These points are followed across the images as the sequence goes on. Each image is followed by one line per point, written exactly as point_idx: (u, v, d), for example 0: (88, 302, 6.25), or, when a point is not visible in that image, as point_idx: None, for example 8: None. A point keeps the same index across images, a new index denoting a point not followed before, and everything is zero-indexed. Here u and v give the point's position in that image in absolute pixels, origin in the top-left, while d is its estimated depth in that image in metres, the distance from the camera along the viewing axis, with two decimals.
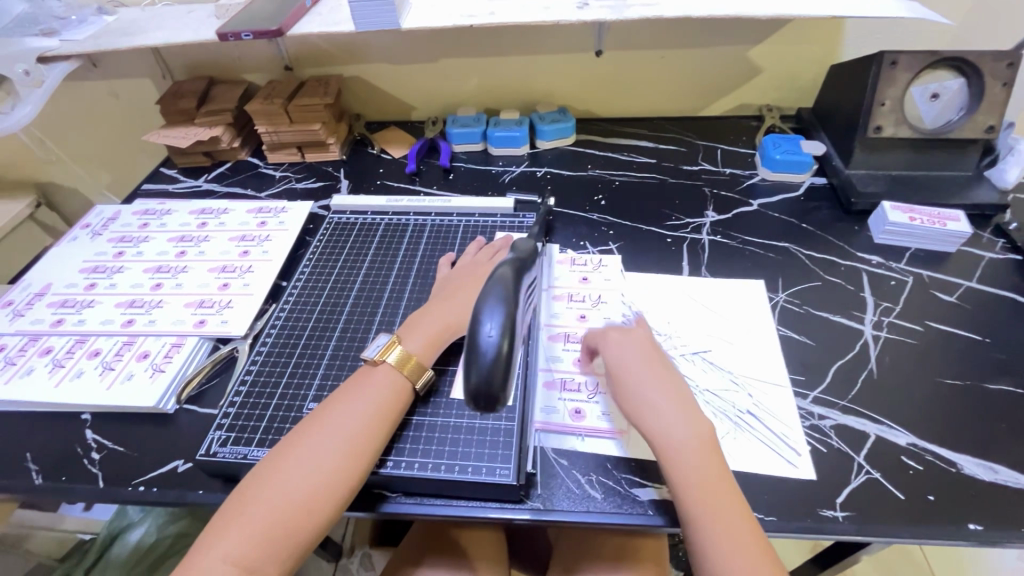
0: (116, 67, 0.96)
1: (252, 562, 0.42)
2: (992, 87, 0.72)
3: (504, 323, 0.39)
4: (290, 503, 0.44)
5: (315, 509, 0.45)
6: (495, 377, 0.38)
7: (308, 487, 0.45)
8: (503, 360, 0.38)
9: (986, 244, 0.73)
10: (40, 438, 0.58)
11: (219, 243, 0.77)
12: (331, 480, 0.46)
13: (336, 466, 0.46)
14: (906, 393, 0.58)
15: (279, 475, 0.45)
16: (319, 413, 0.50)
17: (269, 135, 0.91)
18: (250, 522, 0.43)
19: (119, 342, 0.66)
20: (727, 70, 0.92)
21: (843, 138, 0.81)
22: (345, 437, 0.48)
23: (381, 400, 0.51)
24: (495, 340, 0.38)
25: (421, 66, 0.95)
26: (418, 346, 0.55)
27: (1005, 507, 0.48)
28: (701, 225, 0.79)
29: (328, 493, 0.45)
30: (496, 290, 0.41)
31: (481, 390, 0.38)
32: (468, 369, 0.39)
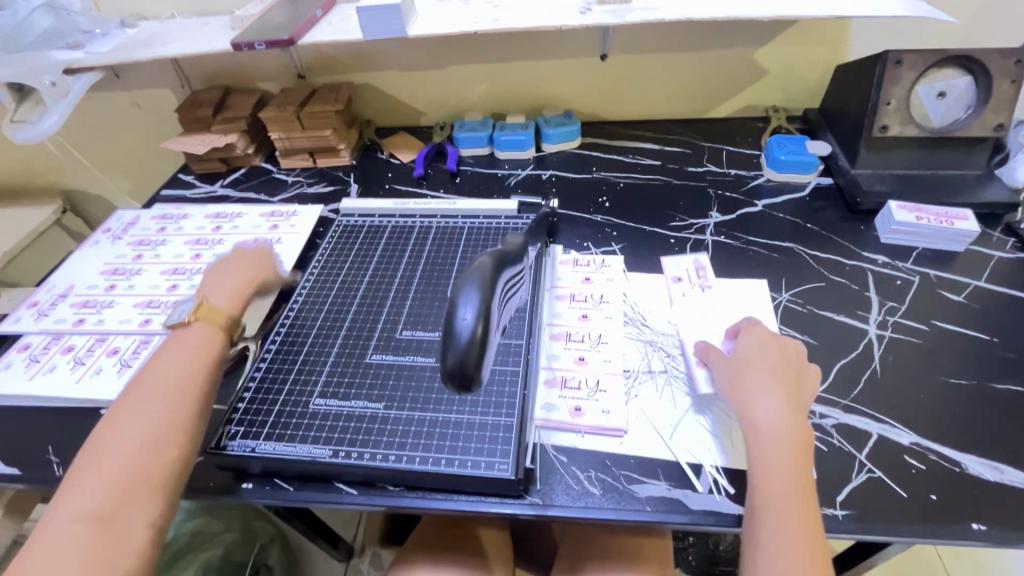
0: (138, 77, 1.00)
1: (104, 513, 0.43)
2: (1000, 85, 0.71)
3: (481, 307, 0.39)
4: (131, 456, 0.46)
5: (155, 457, 0.47)
6: (469, 357, 0.39)
7: (140, 439, 0.47)
8: (479, 343, 0.39)
9: (996, 243, 0.72)
10: (61, 432, 0.61)
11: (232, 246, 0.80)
12: (165, 427, 0.48)
13: (168, 413, 0.49)
14: (909, 392, 0.57)
15: (109, 439, 0.47)
16: (136, 380, 0.52)
17: (281, 141, 0.94)
18: (94, 482, 0.44)
19: (137, 340, 0.68)
20: (732, 72, 0.92)
21: (849, 138, 0.81)
22: (172, 387, 0.51)
23: (199, 348, 0.55)
24: (470, 323, 0.39)
25: (429, 73, 0.97)
26: (223, 299, 0.60)
27: (1009, 507, 0.48)
28: (705, 225, 0.79)
29: (166, 441, 0.48)
30: (478, 271, 0.41)
31: (457, 371, 0.39)
32: (445, 350, 0.40)
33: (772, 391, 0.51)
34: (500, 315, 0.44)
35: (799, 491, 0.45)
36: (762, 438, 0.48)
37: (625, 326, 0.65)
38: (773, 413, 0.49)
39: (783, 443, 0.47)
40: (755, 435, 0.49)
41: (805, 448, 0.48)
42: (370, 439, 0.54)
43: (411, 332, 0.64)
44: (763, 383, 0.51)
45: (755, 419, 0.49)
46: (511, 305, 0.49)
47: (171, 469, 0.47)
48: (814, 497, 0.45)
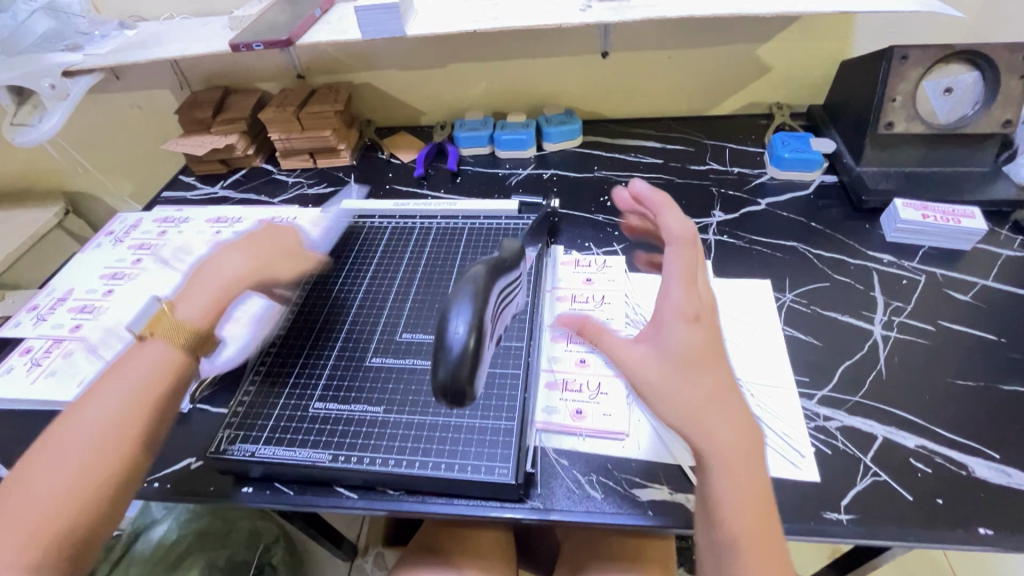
0: (138, 78, 1.00)
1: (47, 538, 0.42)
2: (1008, 80, 0.70)
3: (473, 319, 0.39)
4: (68, 480, 0.44)
5: (93, 484, 0.44)
6: (461, 372, 0.39)
7: (76, 465, 0.44)
8: (467, 359, 0.39)
9: (1004, 241, 0.71)
10: None
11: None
12: (106, 454, 0.46)
13: (104, 437, 0.46)
14: (915, 394, 0.56)
15: (40, 465, 0.44)
16: (80, 399, 0.48)
17: (281, 141, 0.93)
18: (25, 509, 0.42)
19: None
20: (735, 69, 0.91)
21: (854, 135, 0.80)
22: (115, 411, 0.47)
23: (156, 373, 0.50)
24: (461, 337, 0.38)
25: (429, 72, 0.96)
26: (192, 312, 0.53)
27: (1016, 511, 0.47)
28: (708, 224, 0.78)
29: (105, 466, 0.45)
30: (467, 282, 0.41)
31: (450, 385, 0.39)
32: (437, 363, 0.40)
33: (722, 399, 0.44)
34: (494, 326, 0.44)
35: (761, 514, 0.42)
36: (719, 461, 0.42)
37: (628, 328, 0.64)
38: (731, 431, 0.43)
39: (744, 464, 0.43)
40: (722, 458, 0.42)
41: (761, 466, 0.43)
42: (370, 444, 0.54)
43: (410, 334, 0.64)
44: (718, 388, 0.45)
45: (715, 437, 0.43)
46: (507, 315, 0.48)
47: (104, 500, 0.45)
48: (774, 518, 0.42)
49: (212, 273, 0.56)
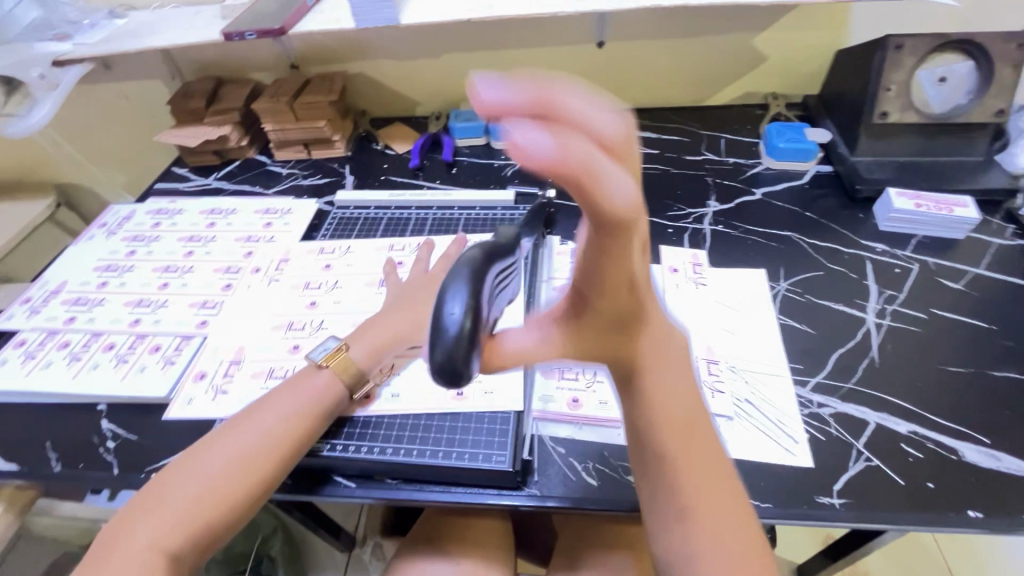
0: (130, 69, 0.99)
1: (171, 548, 0.42)
2: (1002, 69, 0.71)
3: (469, 300, 0.35)
4: (206, 492, 0.45)
5: (222, 501, 0.45)
6: (457, 354, 0.34)
7: (212, 475, 0.46)
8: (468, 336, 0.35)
9: (996, 230, 0.72)
10: (58, 428, 0.61)
11: (301, 257, 0.75)
12: (251, 474, 0.47)
13: (254, 455, 0.47)
14: (907, 380, 0.57)
15: (181, 475, 0.46)
16: (251, 411, 0.50)
17: (275, 132, 0.93)
18: (161, 516, 0.43)
19: (225, 362, 0.63)
20: (731, 59, 0.91)
21: (848, 124, 0.80)
22: (275, 432, 0.49)
23: (314, 402, 0.52)
24: (457, 318, 0.34)
25: (424, 62, 0.95)
26: (361, 352, 0.56)
27: (1004, 493, 0.48)
28: (703, 215, 0.78)
29: (248, 485, 0.46)
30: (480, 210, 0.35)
31: (447, 369, 0.35)
32: (432, 346, 0.35)
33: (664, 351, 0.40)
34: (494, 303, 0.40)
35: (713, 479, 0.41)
36: (657, 432, 0.40)
37: None
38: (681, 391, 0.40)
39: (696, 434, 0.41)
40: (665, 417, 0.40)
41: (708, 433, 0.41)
42: (366, 433, 0.54)
43: None
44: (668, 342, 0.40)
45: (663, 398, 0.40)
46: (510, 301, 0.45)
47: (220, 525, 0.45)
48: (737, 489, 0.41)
49: (377, 325, 0.58)
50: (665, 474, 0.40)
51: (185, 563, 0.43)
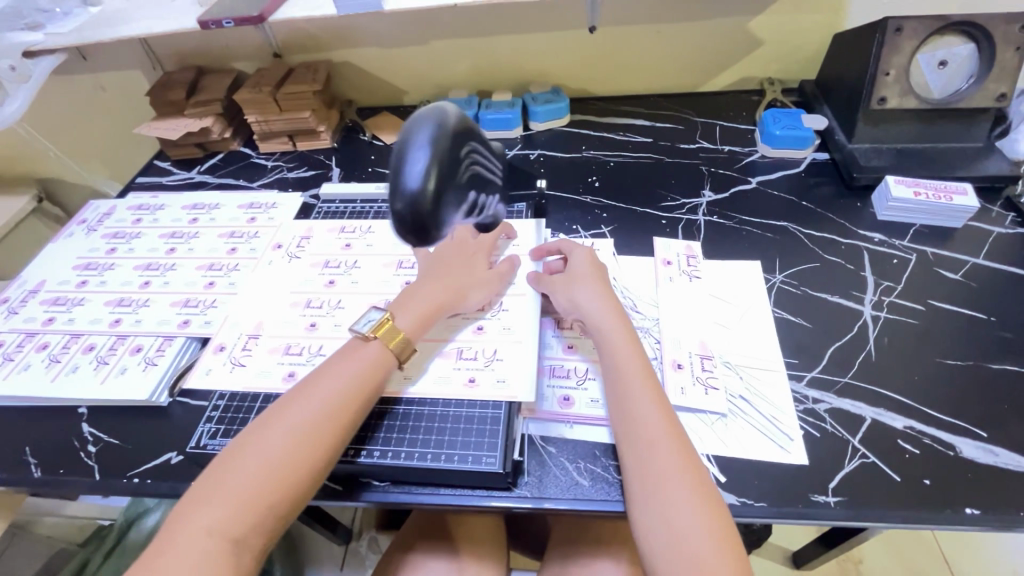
0: (106, 59, 0.96)
1: (234, 533, 0.42)
2: (1004, 52, 0.68)
3: (432, 166, 0.38)
4: (263, 475, 0.44)
5: (280, 482, 0.44)
6: (422, 205, 0.38)
7: (268, 457, 0.45)
8: (420, 213, 0.38)
9: (995, 218, 0.71)
10: (38, 433, 0.59)
11: (322, 236, 0.74)
12: (306, 455, 0.46)
13: (308, 434, 0.47)
14: (904, 374, 0.56)
15: (244, 456, 0.45)
16: (305, 389, 0.50)
17: (258, 124, 0.90)
18: (226, 496, 0.43)
19: (244, 335, 0.63)
20: (726, 44, 0.88)
21: (846, 110, 0.78)
22: (327, 411, 0.48)
23: (364, 377, 0.51)
24: (422, 180, 0.37)
25: (411, 49, 0.93)
26: (408, 322, 0.56)
27: (1001, 490, 0.47)
28: (698, 205, 0.77)
29: (303, 465, 0.45)
30: (423, 128, 0.39)
31: (412, 217, 0.38)
32: (395, 197, 0.39)
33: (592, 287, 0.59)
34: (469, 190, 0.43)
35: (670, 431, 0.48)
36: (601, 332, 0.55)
37: None
38: (602, 311, 0.56)
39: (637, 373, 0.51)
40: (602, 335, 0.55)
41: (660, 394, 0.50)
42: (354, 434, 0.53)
43: None
44: (590, 289, 0.58)
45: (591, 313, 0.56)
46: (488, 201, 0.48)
47: (286, 504, 0.45)
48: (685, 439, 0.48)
49: (420, 295, 0.58)
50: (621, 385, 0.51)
51: (251, 546, 0.43)
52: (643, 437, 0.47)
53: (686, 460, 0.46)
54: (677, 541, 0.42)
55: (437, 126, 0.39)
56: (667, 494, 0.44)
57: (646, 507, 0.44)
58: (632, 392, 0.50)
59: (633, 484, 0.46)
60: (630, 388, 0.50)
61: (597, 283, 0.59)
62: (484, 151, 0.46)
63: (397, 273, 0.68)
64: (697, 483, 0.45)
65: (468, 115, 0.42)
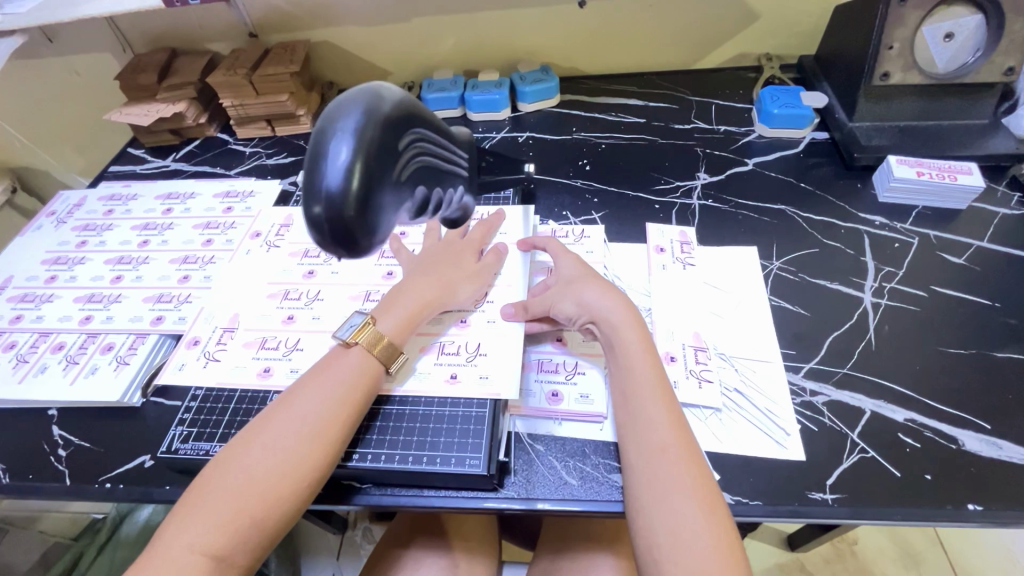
0: (72, 41, 0.91)
1: (218, 550, 0.40)
2: (1013, 23, 0.65)
3: (353, 160, 0.33)
4: (247, 490, 0.42)
5: (266, 496, 0.43)
6: (342, 207, 0.33)
7: (254, 469, 0.43)
8: (343, 218, 0.34)
9: (1001, 199, 0.68)
10: (7, 436, 0.57)
11: (301, 225, 0.71)
12: (294, 467, 0.44)
13: (296, 446, 0.45)
14: (906, 364, 0.54)
15: (227, 471, 0.43)
16: (287, 400, 0.48)
17: (234, 108, 0.86)
18: (208, 513, 0.41)
19: (219, 330, 0.60)
20: (721, 18, 0.84)
21: (845, 87, 0.75)
22: (316, 420, 0.46)
23: (352, 381, 0.49)
24: (342, 176, 0.33)
25: (392, 27, 0.88)
26: (392, 325, 0.53)
27: (1004, 484, 0.46)
28: (692, 188, 0.74)
29: (291, 478, 0.44)
30: (348, 117, 0.34)
31: (331, 221, 0.34)
32: (311, 198, 0.34)
33: (595, 285, 0.55)
34: (407, 185, 0.38)
35: (677, 436, 0.45)
36: (613, 330, 0.52)
37: None
38: (613, 307, 0.53)
39: (646, 376, 0.49)
40: (611, 329, 0.52)
41: (671, 398, 0.48)
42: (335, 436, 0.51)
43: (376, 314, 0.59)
44: (596, 288, 0.55)
45: (602, 311, 0.53)
46: (438, 196, 0.43)
47: (269, 521, 0.43)
48: (693, 445, 0.45)
49: (407, 295, 0.55)
50: (633, 389, 0.48)
51: (234, 563, 0.41)
52: (649, 442, 0.45)
53: (694, 468, 0.43)
54: (679, 547, 0.40)
55: (364, 115, 0.34)
56: (667, 500, 0.42)
57: (648, 515, 0.42)
58: (642, 396, 0.47)
59: (634, 486, 0.44)
60: (637, 390, 0.48)
61: (596, 279, 0.56)
62: (432, 139, 0.41)
63: (380, 262, 0.65)
64: (698, 482, 0.43)
65: (406, 101, 0.37)
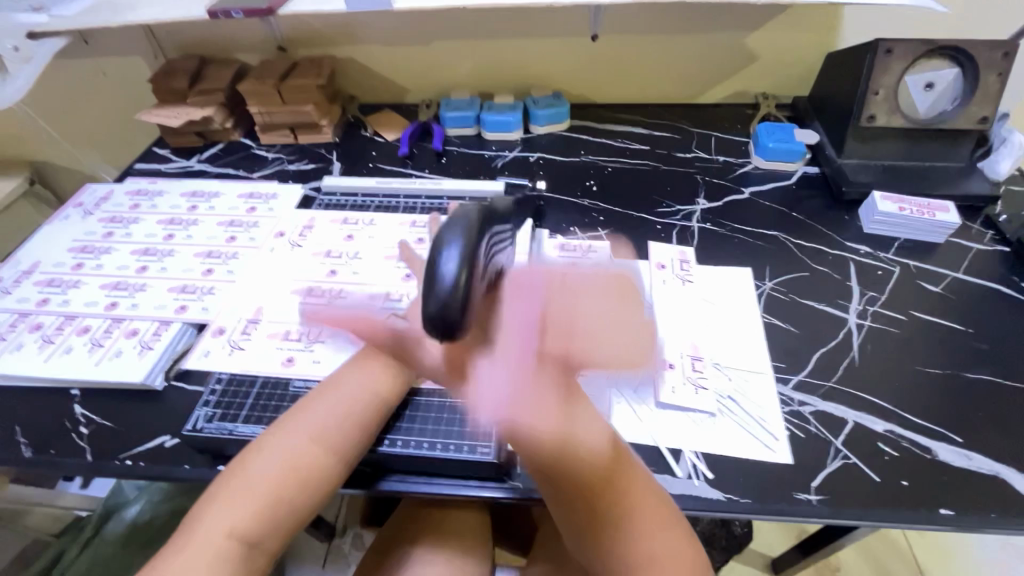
0: (109, 45, 0.96)
1: (249, 536, 0.43)
2: (986, 76, 0.71)
3: (464, 257, 0.35)
4: (281, 478, 0.45)
5: (299, 485, 0.46)
6: (453, 304, 0.35)
7: (288, 459, 0.46)
8: (451, 317, 0.35)
9: (976, 235, 0.74)
10: (30, 413, 0.59)
11: (325, 226, 0.75)
12: (326, 456, 0.47)
13: (329, 441, 0.48)
14: (886, 380, 0.58)
15: (260, 458, 0.46)
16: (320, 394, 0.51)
17: (260, 115, 0.91)
18: (244, 497, 0.44)
19: (244, 320, 0.64)
20: (721, 57, 0.91)
21: (835, 126, 0.81)
22: (349, 414, 0.49)
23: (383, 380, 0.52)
24: (453, 271, 0.35)
25: (416, 48, 0.94)
26: None
27: (974, 492, 0.50)
28: (692, 212, 0.79)
29: (322, 467, 0.47)
30: (458, 228, 0.36)
31: (440, 317, 0.35)
32: (427, 295, 0.36)
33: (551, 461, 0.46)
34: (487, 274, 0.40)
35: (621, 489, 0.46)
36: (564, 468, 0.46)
37: None
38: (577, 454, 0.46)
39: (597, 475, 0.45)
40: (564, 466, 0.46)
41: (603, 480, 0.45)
42: None
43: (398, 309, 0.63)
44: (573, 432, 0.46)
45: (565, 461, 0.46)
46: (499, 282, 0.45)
47: (298, 507, 0.45)
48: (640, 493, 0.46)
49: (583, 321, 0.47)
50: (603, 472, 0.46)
51: (263, 547, 0.44)
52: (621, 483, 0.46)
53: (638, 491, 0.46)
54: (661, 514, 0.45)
55: (470, 230, 0.36)
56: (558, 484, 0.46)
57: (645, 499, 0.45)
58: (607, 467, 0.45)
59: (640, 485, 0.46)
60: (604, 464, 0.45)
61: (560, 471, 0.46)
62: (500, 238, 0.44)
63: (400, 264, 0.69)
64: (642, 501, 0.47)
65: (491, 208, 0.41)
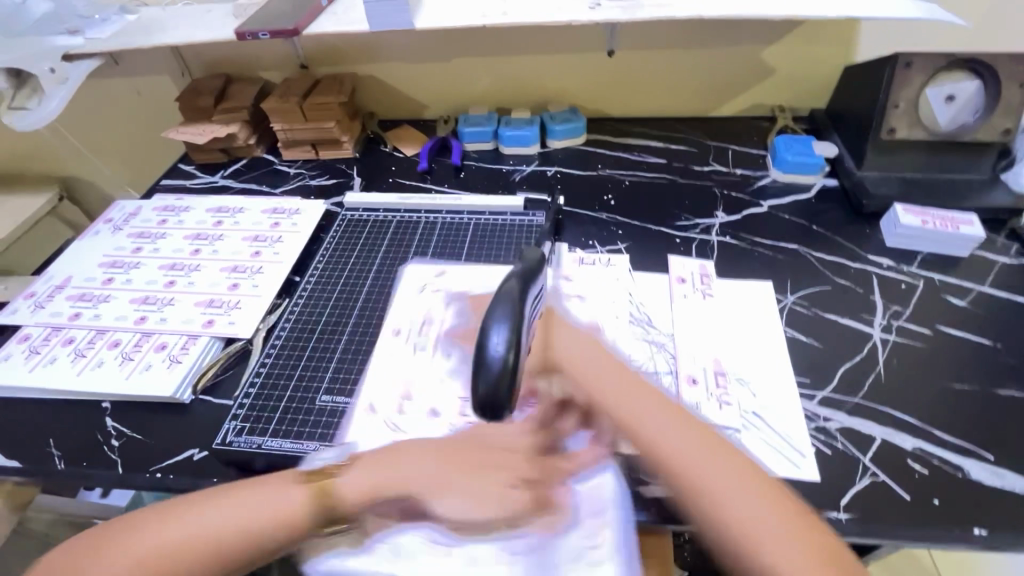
0: (138, 65, 0.99)
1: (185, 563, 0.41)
2: (1007, 89, 0.71)
3: (511, 336, 0.38)
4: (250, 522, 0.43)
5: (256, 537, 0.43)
6: (501, 386, 0.38)
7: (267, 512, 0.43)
8: (499, 397, 0.38)
9: (1000, 248, 0.73)
10: (62, 425, 0.60)
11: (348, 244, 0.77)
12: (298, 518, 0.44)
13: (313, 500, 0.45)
14: (913, 395, 0.57)
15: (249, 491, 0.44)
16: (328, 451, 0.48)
17: (282, 132, 0.93)
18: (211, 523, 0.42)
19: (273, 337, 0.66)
20: (738, 71, 0.92)
21: (854, 139, 0.81)
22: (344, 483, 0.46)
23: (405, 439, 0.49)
24: (501, 352, 0.37)
25: (435, 65, 0.96)
26: None
27: (1008, 511, 0.49)
28: (710, 226, 0.79)
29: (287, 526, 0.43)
30: (501, 309, 0.39)
31: (488, 400, 0.38)
32: (475, 376, 0.39)
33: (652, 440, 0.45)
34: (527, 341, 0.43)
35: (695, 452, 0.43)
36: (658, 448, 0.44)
37: (631, 326, 0.65)
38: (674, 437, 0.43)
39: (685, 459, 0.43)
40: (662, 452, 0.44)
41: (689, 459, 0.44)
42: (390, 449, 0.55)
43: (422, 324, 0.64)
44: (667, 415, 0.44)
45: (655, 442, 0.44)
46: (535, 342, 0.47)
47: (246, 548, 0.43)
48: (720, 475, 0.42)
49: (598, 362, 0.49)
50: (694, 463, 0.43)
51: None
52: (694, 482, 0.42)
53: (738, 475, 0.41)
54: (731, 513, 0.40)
55: (513, 312, 0.39)
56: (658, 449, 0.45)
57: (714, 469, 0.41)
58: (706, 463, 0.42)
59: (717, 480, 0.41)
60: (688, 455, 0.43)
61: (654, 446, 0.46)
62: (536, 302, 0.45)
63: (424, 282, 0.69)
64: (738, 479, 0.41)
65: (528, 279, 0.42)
